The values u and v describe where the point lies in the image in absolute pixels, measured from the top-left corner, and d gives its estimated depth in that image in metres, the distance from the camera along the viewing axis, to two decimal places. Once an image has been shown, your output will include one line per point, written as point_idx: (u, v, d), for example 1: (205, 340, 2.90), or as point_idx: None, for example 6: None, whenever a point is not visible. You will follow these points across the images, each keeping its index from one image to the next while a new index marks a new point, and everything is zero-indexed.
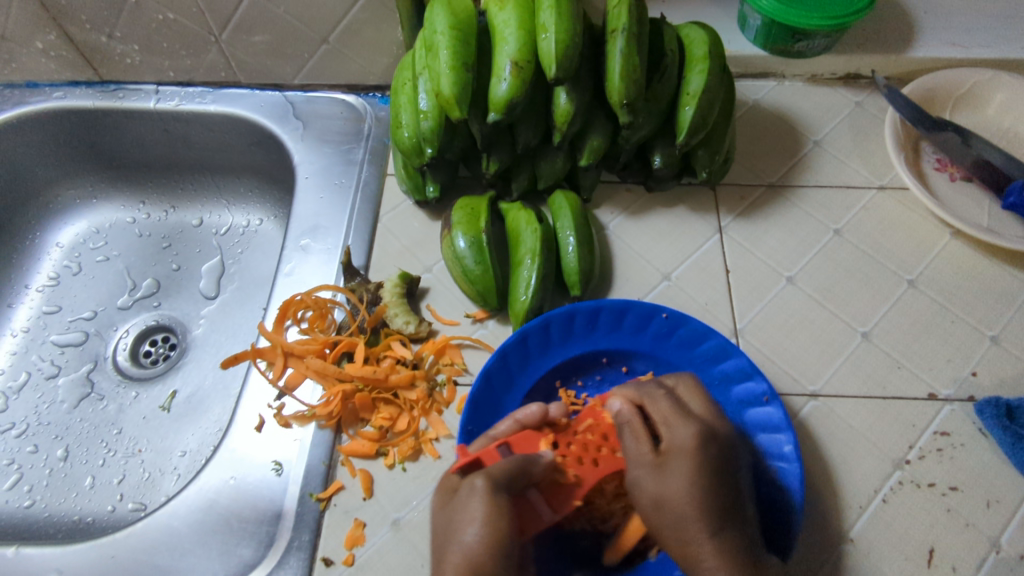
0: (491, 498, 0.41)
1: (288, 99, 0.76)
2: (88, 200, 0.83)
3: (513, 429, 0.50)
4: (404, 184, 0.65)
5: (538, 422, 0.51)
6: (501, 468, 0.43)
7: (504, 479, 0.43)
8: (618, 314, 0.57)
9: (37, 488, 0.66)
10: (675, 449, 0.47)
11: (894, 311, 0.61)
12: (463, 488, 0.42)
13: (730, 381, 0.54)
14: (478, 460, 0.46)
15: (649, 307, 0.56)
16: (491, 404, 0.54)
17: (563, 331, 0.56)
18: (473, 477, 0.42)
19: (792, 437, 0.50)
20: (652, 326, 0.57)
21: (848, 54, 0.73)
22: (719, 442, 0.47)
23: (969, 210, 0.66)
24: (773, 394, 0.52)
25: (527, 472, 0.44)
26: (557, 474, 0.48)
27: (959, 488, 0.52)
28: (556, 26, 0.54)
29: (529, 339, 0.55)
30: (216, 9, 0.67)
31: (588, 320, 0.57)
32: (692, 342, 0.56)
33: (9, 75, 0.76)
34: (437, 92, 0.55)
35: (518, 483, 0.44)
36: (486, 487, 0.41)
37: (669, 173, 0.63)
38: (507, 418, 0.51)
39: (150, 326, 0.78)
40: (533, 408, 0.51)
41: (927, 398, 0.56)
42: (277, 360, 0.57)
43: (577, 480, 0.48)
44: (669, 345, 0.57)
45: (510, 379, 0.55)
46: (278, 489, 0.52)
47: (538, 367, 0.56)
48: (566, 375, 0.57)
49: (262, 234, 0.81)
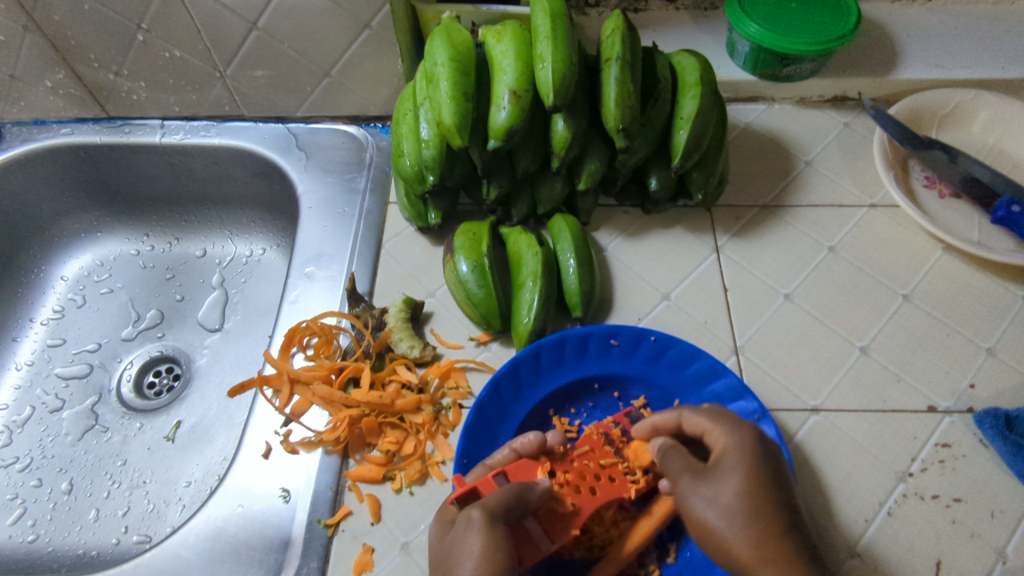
0: (489, 532, 0.41)
1: (290, 131, 0.77)
2: (92, 233, 0.84)
3: (511, 457, 0.51)
4: (406, 212, 0.66)
5: (535, 451, 0.51)
6: (498, 498, 0.43)
7: (501, 510, 0.43)
8: (608, 338, 0.57)
9: (41, 523, 0.66)
10: (724, 456, 0.44)
11: (890, 325, 0.62)
12: (460, 520, 0.42)
13: (721, 402, 0.55)
14: (476, 489, 0.46)
15: (638, 330, 0.57)
16: (487, 434, 0.54)
17: (554, 358, 0.57)
18: (470, 509, 0.42)
19: (786, 454, 0.50)
20: (641, 350, 0.57)
21: (835, 78, 0.75)
22: (768, 445, 0.45)
23: (959, 225, 0.67)
24: (764, 412, 0.52)
25: (524, 500, 0.44)
26: (553, 503, 0.48)
27: (962, 499, 0.53)
28: (552, 56, 0.55)
29: (520, 369, 0.56)
30: (220, 45, 0.69)
31: (577, 346, 0.57)
32: (681, 364, 0.57)
33: (18, 113, 0.78)
34: (438, 121, 0.57)
35: (515, 513, 0.44)
36: (483, 520, 0.41)
37: (665, 195, 0.65)
38: (506, 447, 0.51)
39: (154, 357, 0.78)
40: (530, 437, 0.51)
41: (927, 410, 0.57)
42: (284, 387, 0.58)
43: (575, 509, 0.48)
44: (659, 368, 0.57)
45: (503, 409, 0.55)
46: (286, 516, 0.52)
47: (530, 396, 0.56)
48: (559, 404, 0.58)
49: (264, 264, 0.82)
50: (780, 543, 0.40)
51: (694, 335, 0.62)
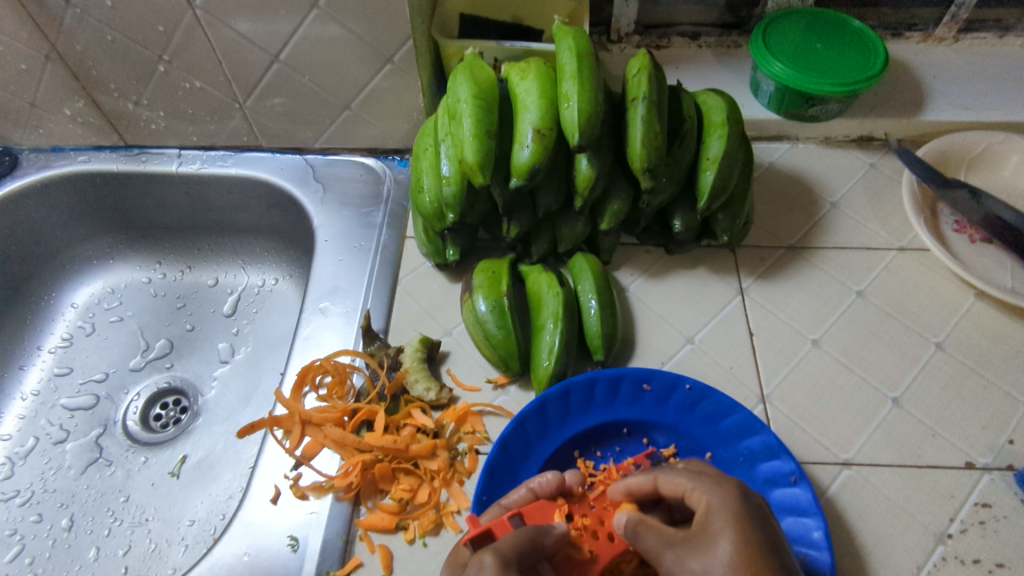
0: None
1: (308, 162, 0.77)
2: (104, 260, 0.83)
3: (528, 498, 0.48)
4: (424, 248, 0.65)
5: (553, 491, 0.48)
6: (511, 543, 0.40)
7: (515, 557, 0.40)
8: (640, 383, 0.55)
9: (39, 561, 0.63)
10: (711, 516, 0.40)
11: (923, 375, 0.59)
12: (471, 565, 0.39)
13: (756, 459, 0.53)
14: (491, 531, 0.43)
15: (672, 377, 0.55)
16: (508, 471, 0.52)
17: (582, 400, 0.55)
18: (482, 553, 0.39)
19: (821, 522, 0.48)
20: (674, 398, 0.55)
21: (860, 118, 0.74)
22: (756, 505, 0.41)
23: (992, 271, 0.65)
24: (801, 475, 0.51)
25: (539, 546, 0.41)
26: (570, 548, 0.45)
27: (1006, 564, 0.50)
28: (578, 95, 0.55)
29: (548, 407, 0.54)
30: (241, 77, 0.69)
31: (608, 388, 0.55)
32: (715, 416, 0.55)
33: (36, 140, 0.78)
34: (460, 158, 0.56)
35: (529, 560, 0.41)
36: (496, 564, 0.38)
37: (689, 236, 0.63)
38: (522, 486, 0.48)
39: (162, 388, 0.76)
40: (548, 476, 0.49)
41: (965, 467, 0.54)
42: (295, 428, 0.56)
43: (592, 557, 0.46)
44: (692, 418, 0.55)
45: (527, 448, 0.53)
46: (294, 566, 0.50)
47: (556, 437, 0.54)
48: (584, 445, 0.55)
49: (277, 294, 0.81)
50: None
51: (719, 382, 0.59)
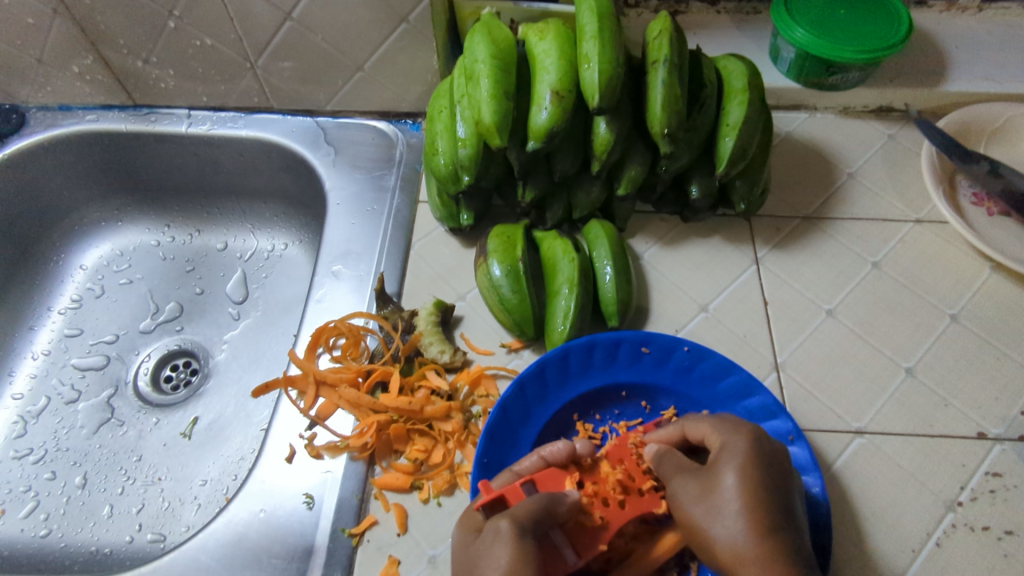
0: (518, 545, 0.38)
1: (319, 125, 0.76)
2: (113, 222, 0.83)
3: (538, 466, 0.47)
4: (437, 212, 0.65)
5: (564, 460, 0.47)
6: (526, 510, 0.40)
7: (531, 522, 0.40)
8: (639, 346, 0.55)
9: (53, 517, 0.64)
10: (722, 455, 0.43)
11: (937, 347, 0.59)
12: (487, 530, 0.40)
13: (753, 419, 0.52)
14: (503, 497, 0.43)
15: (671, 340, 0.55)
16: (508, 435, 0.52)
17: (582, 362, 0.55)
18: (498, 519, 0.39)
19: (820, 479, 0.48)
20: (673, 360, 0.55)
21: (881, 88, 0.73)
22: (773, 446, 0.44)
23: (1009, 245, 0.65)
24: (798, 433, 0.50)
25: (552, 513, 0.42)
26: (581, 515, 0.45)
27: (1015, 532, 0.51)
28: (598, 56, 0.53)
29: (547, 370, 0.54)
30: (253, 35, 0.67)
31: (608, 351, 0.55)
32: (714, 377, 0.54)
33: (43, 98, 0.77)
34: (477, 120, 0.55)
35: (544, 526, 0.41)
36: (511, 531, 0.38)
37: (705, 204, 0.63)
38: (533, 454, 0.48)
39: (172, 351, 0.77)
40: (559, 446, 0.48)
41: (976, 437, 0.55)
42: (309, 388, 0.56)
43: (604, 523, 0.45)
44: (691, 380, 0.55)
45: (527, 410, 0.53)
46: (309, 523, 0.51)
47: (556, 400, 0.54)
48: (583, 408, 0.55)
49: (286, 259, 0.81)
50: (767, 547, 0.38)
51: (732, 349, 0.59)
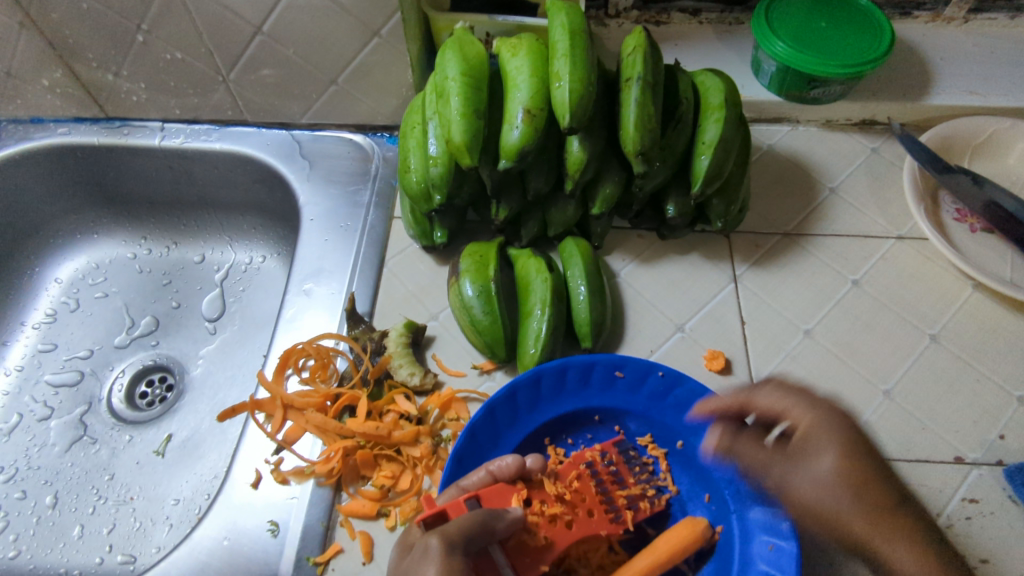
0: (447, 561, 0.37)
1: (294, 138, 0.75)
2: (89, 235, 0.82)
3: (485, 481, 0.46)
4: (411, 229, 0.63)
5: (512, 476, 0.47)
6: (458, 527, 0.39)
7: (463, 540, 0.39)
8: (613, 370, 0.54)
9: (23, 538, 0.63)
10: (805, 437, 0.44)
11: (916, 368, 0.59)
12: (417, 547, 0.38)
13: None
14: (444, 512, 0.42)
15: (646, 364, 0.54)
16: (476, 458, 0.51)
17: (554, 386, 0.54)
18: (428, 536, 0.38)
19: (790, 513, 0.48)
20: (647, 385, 0.54)
21: (863, 102, 0.72)
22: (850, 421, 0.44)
23: (991, 262, 0.64)
24: None
25: (490, 529, 0.41)
26: (524, 534, 0.45)
27: (989, 560, 0.50)
28: (569, 75, 0.52)
29: (518, 394, 0.53)
30: (224, 49, 0.66)
31: (581, 374, 0.54)
32: (688, 404, 0.53)
33: (15, 110, 0.75)
34: (447, 138, 0.54)
35: (479, 542, 0.40)
36: (441, 550, 0.37)
37: (683, 222, 0.62)
38: (482, 469, 0.47)
39: (147, 366, 0.76)
40: (508, 461, 0.47)
41: (953, 462, 0.54)
42: (277, 412, 0.55)
43: (548, 543, 0.45)
44: (665, 406, 0.54)
45: (496, 433, 0.52)
46: (273, 552, 0.50)
47: (526, 423, 0.53)
48: (555, 431, 0.55)
49: (264, 272, 0.80)
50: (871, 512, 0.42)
51: (709, 371, 0.58)
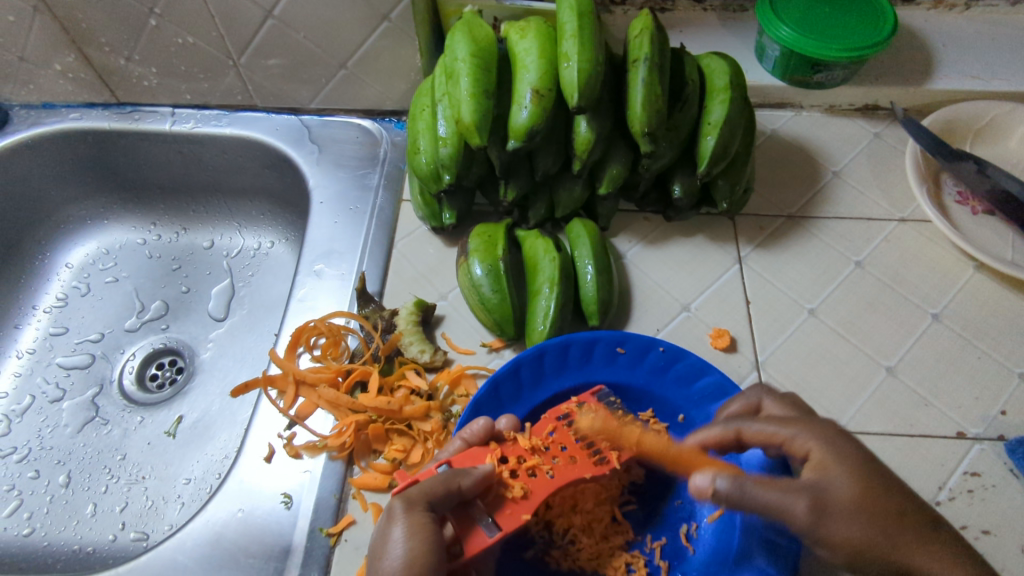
0: (411, 519, 0.38)
1: (303, 123, 0.76)
2: (99, 221, 0.83)
3: (461, 447, 0.48)
4: (420, 211, 0.64)
5: (484, 438, 0.48)
6: (422, 486, 0.40)
7: (427, 497, 0.40)
8: (615, 346, 0.55)
9: (36, 516, 0.64)
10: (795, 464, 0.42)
11: (919, 346, 0.59)
12: (385, 512, 0.40)
13: None
14: (416, 478, 0.43)
15: (647, 340, 0.55)
16: None
17: (557, 362, 0.55)
18: (393, 499, 0.40)
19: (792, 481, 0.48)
20: (648, 360, 0.55)
21: (866, 86, 0.73)
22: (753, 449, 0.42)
23: (993, 243, 0.65)
24: None
25: (458, 485, 0.41)
26: (499, 487, 0.44)
27: (992, 532, 0.51)
28: (578, 55, 0.53)
29: (521, 370, 0.54)
30: (235, 33, 0.67)
31: (583, 351, 0.55)
32: (689, 377, 0.54)
33: (27, 96, 0.76)
34: (457, 118, 0.55)
35: (448, 500, 0.41)
36: (402, 508, 0.39)
37: (689, 203, 0.63)
38: (455, 438, 0.49)
39: (158, 349, 0.76)
40: (478, 424, 0.49)
41: (956, 437, 0.55)
42: (289, 388, 0.56)
43: (525, 493, 0.44)
44: (666, 380, 0.55)
45: (501, 409, 0.53)
46: (287, 523, 0.51)
47: (530, 400, 0.54)
48: None
49: (272, 257, 0.80)
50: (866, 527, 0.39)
51: (715, 349, 0.59)
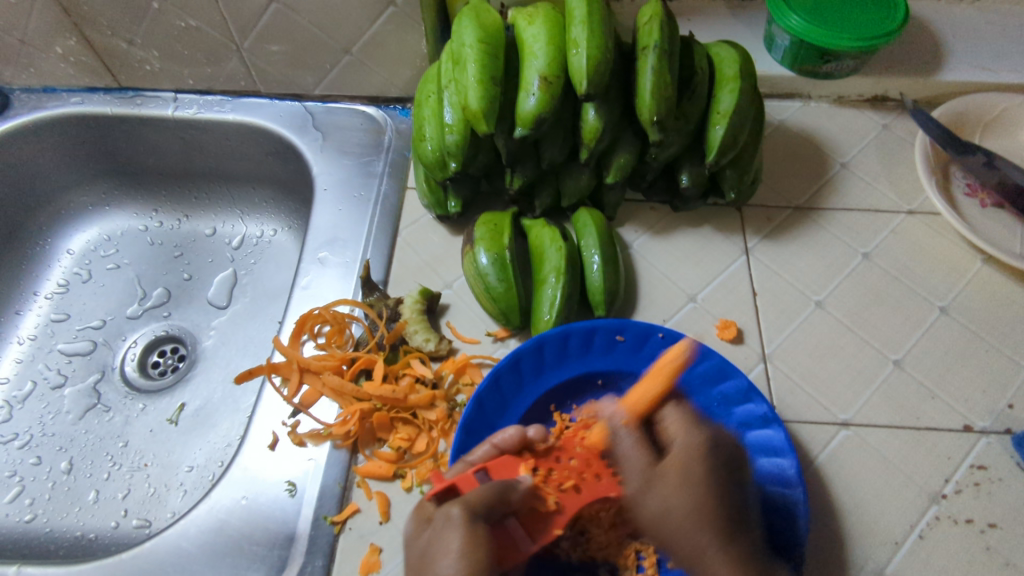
0: (470, 528, 0.38)
1: (307, 109, 0.75)
2: (101, 207, 0.82)
3: (491, 453, 0.47)
4: (425, 199, 0.64)
5: (517, 447, 0.48)
6: (479, 496, 0.41)
7: (484, 507, 0.40)
8: (614, 334, 0.55)
9: (38, 502, 0.64)
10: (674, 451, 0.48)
11: (926, 339, 0.59)
12: (439, 515, 0.39)
13: (730, 403, 0.52)
14: (455, 486, 0.43)
15: (645, 326, 0.54)
16: (484, 428, 0.52)
17: (557, 352, 0.54)
18: (450, 505, 0.39)
19: (795, 462, 0.48)
20: (648, 346, 0.55)
21: (875, 77, 0.72)
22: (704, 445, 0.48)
23: (1001, 236, 0.64)
24: (774, 417, 0.50)
25: (507, 499, 0.42)
26: (537, 500, 0.45)
27: (997, 525, 0.50)
28: (587, 42, 0.53)
29: (522, 362, 0.53)
30: (238, 18, 0.66)
31: (583, 340, 0.54)
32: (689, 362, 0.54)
33: (29, 80, 0.76)
34: (464, 105, 0.54)
35: (497, 511, 0.42)
36: (463, 516, 0.39)
37: (696, 192, 0.62)
38: (485, 443, 0.48)
39: (160, 336, 0.76)
40: (511, 432, 0.48)
41: (963, 430, 0.54)
42: (293, 375, 0.56)
43: (558, 508, 0.46)
44: None
45: (503, 402, 0.53)
46: (291, 511, 0.50)
47: (531, 391, 0.54)
48: (560, 399, 0.55)
49: (275, 245, 0.80)
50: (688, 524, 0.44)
51: (721, 340, 0.59)
